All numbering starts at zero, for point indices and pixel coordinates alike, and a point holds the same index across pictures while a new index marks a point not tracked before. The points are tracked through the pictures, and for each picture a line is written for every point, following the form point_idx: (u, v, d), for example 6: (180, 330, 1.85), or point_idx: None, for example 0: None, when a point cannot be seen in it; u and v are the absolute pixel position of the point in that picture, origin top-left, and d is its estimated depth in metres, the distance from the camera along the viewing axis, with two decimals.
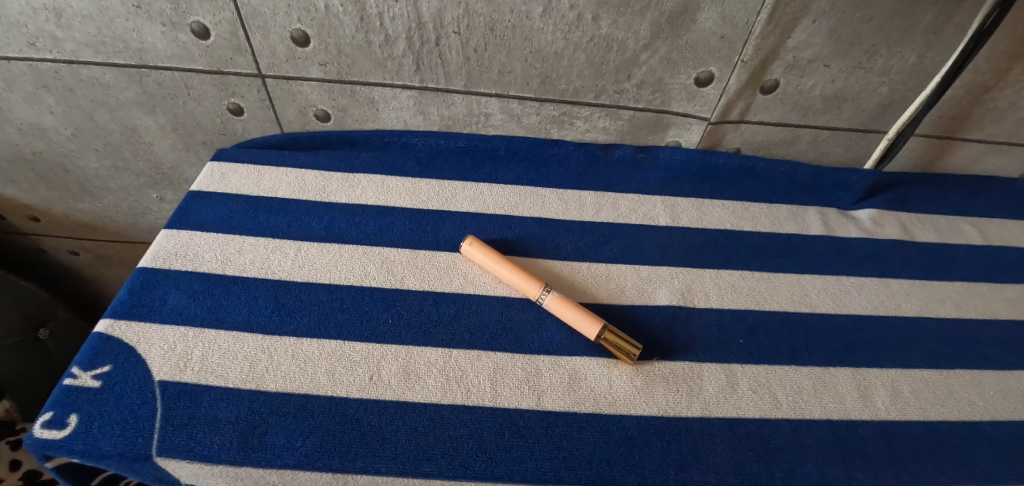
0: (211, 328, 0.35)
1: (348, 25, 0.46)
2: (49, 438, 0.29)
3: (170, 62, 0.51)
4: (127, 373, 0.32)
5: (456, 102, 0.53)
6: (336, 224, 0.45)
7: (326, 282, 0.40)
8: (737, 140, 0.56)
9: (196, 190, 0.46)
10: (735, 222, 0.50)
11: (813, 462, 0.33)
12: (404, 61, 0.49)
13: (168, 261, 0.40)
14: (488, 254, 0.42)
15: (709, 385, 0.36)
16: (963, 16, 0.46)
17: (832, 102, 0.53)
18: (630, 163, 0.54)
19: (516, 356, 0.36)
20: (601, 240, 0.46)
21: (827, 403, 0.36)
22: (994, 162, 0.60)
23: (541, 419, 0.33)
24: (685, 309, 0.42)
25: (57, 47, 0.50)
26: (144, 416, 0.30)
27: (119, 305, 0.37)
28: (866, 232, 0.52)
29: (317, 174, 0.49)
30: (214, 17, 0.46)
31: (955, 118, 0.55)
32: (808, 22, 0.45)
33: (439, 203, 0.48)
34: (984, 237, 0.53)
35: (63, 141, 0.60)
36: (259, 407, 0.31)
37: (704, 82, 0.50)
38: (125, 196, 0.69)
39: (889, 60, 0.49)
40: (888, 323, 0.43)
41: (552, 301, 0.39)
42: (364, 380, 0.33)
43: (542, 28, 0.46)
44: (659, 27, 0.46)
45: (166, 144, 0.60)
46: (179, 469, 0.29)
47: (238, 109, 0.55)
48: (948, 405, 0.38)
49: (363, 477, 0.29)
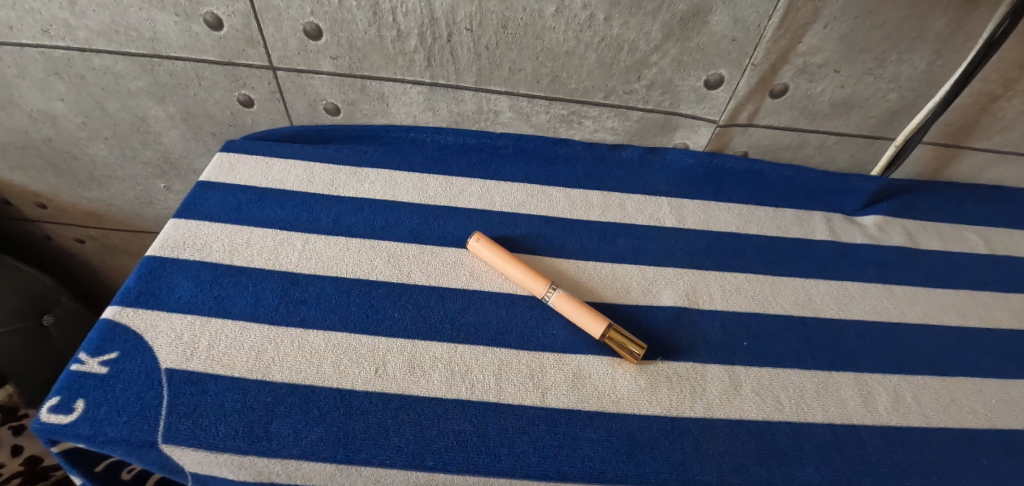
0: (218, 317, 0.36)
1: (361, 19, 0.46)
2: (55, 423, 0.29)
3: (182, 53, 0.51)
4: (135, 360, 0.32)
5: (465, 99, 0.53)
6: (344, 217, 0.45)
7: (332, 275, 0.40)
8: (745, 143, 0.56)
9: (205, 180, 0.47)
10: (741, 226, 0.50)
11: (814, 465, 0.33)
12: (416, 56, 0.49)
13: (176, 250, 0.40)
14: (494, 250, 0.42)
15: (712, 386, 0.36)
16: (973, 25, 0.46)
17: (840, 108, 0.53)
18: (637, 164, 0.54)
19: (521, 353, 0.37)
20: (607, 239, 0.47)
21: (829, 407, 0.37)
22: (1001, 171, 0.60)
23: (544, 417, 0.33)
24: (690, 310, 0.42)
25: (71, 35, 0.50)
26: (150, 404, 0.30)
27: (126, 293, 0.37)
28: (871, 238, 0.52)
29: (326, 167, 0.49)
30: (228, 8, 0.46)
31: (962, 126, 0.55)
32: (819, 26, 0.45)
33: (447, 199, 0.48)
34: (989, 246, 0.53)
35: (73, 128, 0.60)
36: (264, 397, 0.31)
37: (714, 85, 0.51)
38: (132, 185, 0.69)
39: (899, 67, 0.49)
40: (892, 331, 0.43)
41: (558, 299, 0.40)
42: (369, 373, 0.33)
43: (553, 27, 0.46)
44: (670, 28, 0.46)
45: (175, 134, 0.61)
46: (183, 456, 0.29)
47: (248, 101, 0.55)
48: (950, 412, 0.38)
49: (366, 469, 0.29)
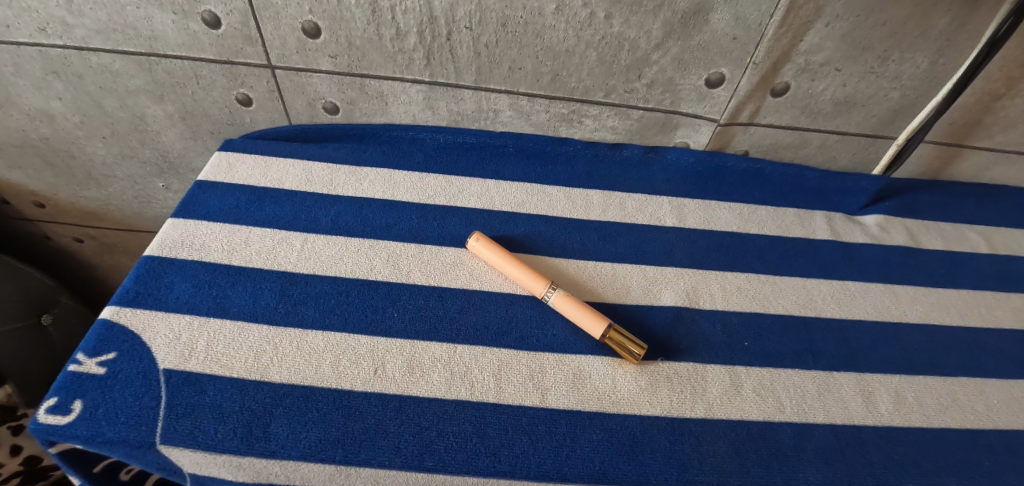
0: (216, 317, 0.36)
1: (360, 17, 0.46)
2: (53, 424, 0.29)
3: (180, 51, 0.51)
4: (134, 361, 0.32)
5: (465, 98, 0.53)
6: (343, 217, 0.44)
7: (331, 274, 0.40)
8: (746, 142, 0.56)
9: (203, 180, 0.47)
10: (742, 225, 0.50)
11: (815, 466, 0.33)
12: (414, 54, 0.49)
13: (174, 250, 0.40)
14: (494, 250, 0.42)
15: (713, 386, 0.36)
16: (976, 23, 0.45)
17: (842, 107, 0.52)
18: (638, 163, 0.54)
19: (521, 353, 0.36)
20: (607, 239, 0.46)
21: (830, 407, 0.36)
22: (1003, 171, 0.60)
23: (544, 418, 0.32)
24: (690, 310, 0.41)
25: (68, 33, 0.50)
26: (149, 405, 0.30)
27: (124, 293, 0.37)
28: (872, 238, 0.52)
29: (325, 167, 0.49)
30: (226, 6, 0.46)
31: (964, 125, 0.55)
32: (821, 25, 0.45)
33: (446, 199, 0.48)
34: (990, 246, 0.53)
35: (71, 127, 0.60)
36: (263, 397, 0.31)
37: (715, 84, 0.50)
38: (131, 184, 0.69)
39: (901, 66, 0.49)
40: (893, 331, 0.43)
41: (558, 299, 0.39)
42: (368, 374, 0.33)
43: (554, 25, 0.46)
44: (671, 26, 0.46)
45: (174, 133, 0.60)
46: (181, 457, 0.29)
47: (246, 99, 0.55)
48: (951, 412, 0.38)
49: (365, 470, 0.29)
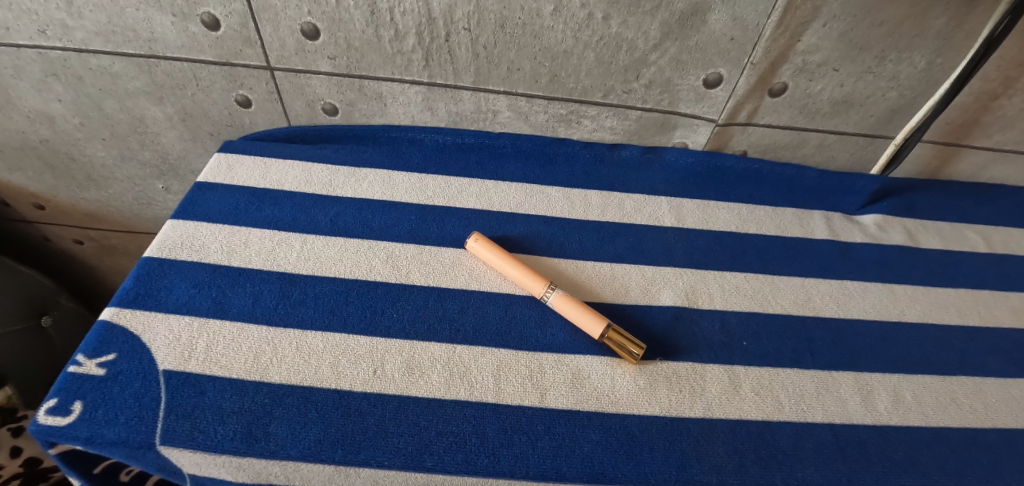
0: (215, 318, 0.36)
1: (359, 19, 0.46)
2: (53, 425, 0.29)
3: (179, 53, 0.51)
4: (133, 362, 0.32)
5: (464, 99, 0.53)
6: (342, 217, 0.45)
7: (330, 275, 0.40)
8: (744, 143, 0.56)
9: (203, 181, 0.47)
10: (741, 225, 0.50)
11: (814, 465, 0.33)
12: (413, 56, 0.49)
13: (174, 251, 0.40)
14: (493, 250, 0.42)
15: (712, 386, 0.36)
16: (973, 23, 0.45)
17: (840, 107, 0.52)
18: (636, 163, 0.54)
19: (520, 353, 0.36)
20: (606, 239, 0.46)
21: (828, 406, 0.36)
22: (1001, 170, 0.60)
23: (543, 417, 0.33)
24: (689, 310, 0.42)
25: (68, 36, 0.50)
26: (148, 406, 0.30)
27: (124, 294, 0.37)
28: (871, 237, 0.52)
29: (325, 168, 0.49)
30: (225, 8, 0.46)
31: (961, 125, 0.55)
32: (818, 25, 0.45)
33: (446, 199, 0.48)
34: (989, 245, 0.53)
35: (71, 129, 0.60)
36: (262, 398, 0.31)
37: (713, 84, 0.50)
38: (130, 186, 0.69)
39: (898, 66, 0.49)
40: (892, 330, 0.43)
41: (557, 299, 0.39)
42: (367, 374, 0.33)
43: (552, 26, 0.46)
44: (669, 27, 0.46)
45: (173, 135, 0.61)
46: (181, 457, 0.29)
47: (246, 101, 0.55)
48: (950, 411, 0.38)
49: (365, 470, 0.29)
